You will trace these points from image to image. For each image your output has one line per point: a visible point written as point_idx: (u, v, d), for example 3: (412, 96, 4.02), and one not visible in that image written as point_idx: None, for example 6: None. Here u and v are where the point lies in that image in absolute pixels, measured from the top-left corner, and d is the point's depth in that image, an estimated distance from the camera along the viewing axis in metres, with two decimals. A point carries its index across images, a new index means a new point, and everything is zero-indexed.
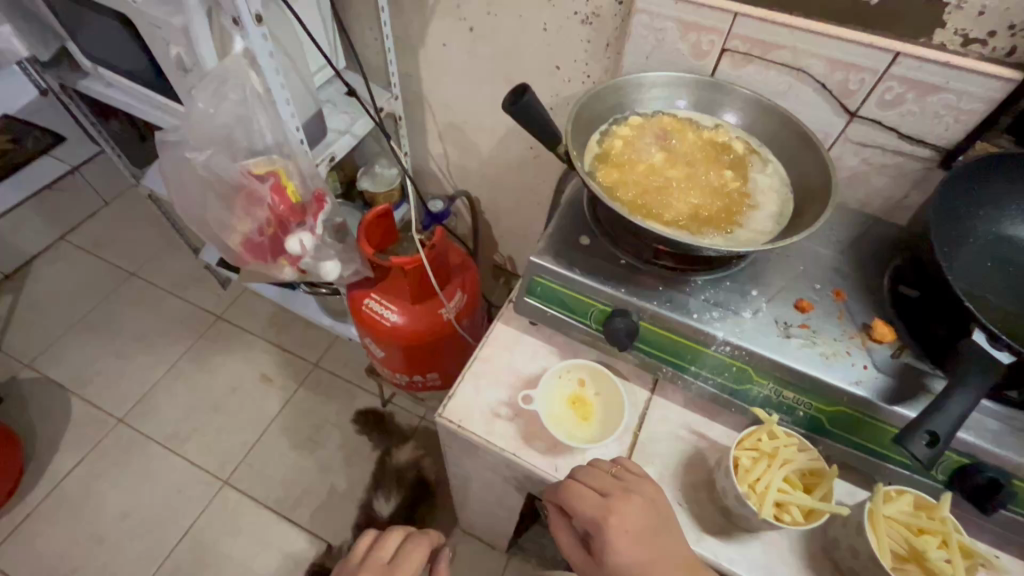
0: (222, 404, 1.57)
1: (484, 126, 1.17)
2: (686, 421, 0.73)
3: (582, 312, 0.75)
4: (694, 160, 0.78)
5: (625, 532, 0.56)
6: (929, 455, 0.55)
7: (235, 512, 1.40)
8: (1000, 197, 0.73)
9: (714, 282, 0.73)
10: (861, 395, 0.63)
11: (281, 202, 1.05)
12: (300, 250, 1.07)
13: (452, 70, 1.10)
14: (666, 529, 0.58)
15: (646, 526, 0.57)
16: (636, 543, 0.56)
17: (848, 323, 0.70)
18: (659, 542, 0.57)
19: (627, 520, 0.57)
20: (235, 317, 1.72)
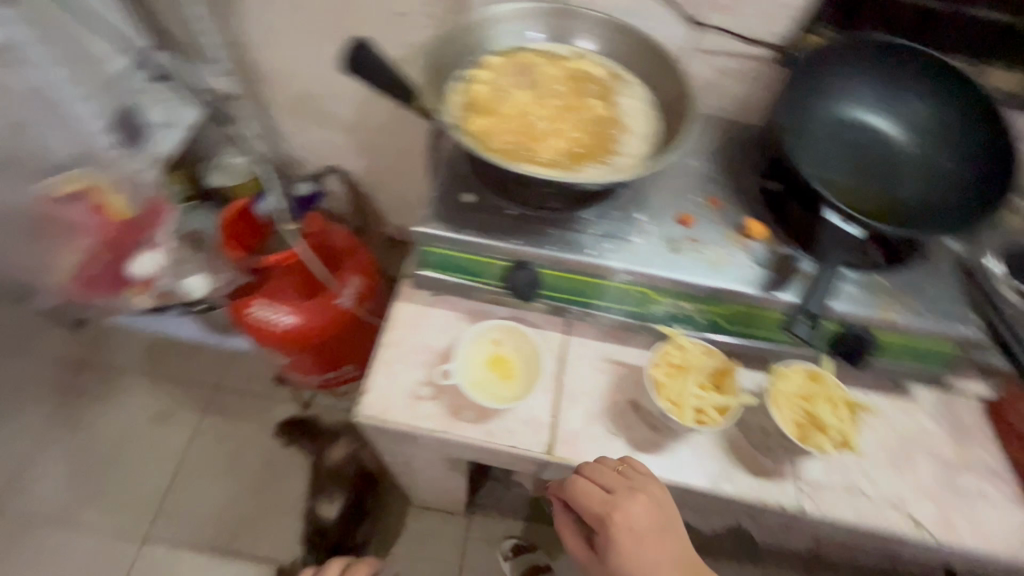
0: (116, 457, 1.38)
1: (337, 91, 1.06)
2: (604, 352, 0.75)
3: (482, 271, 0.72)
4: (561, 95, 0.76)
5: (631, 533, 0.59)
6: (810, 333, 0.63)
7: (166, 566, 1.28)
8: (833, 83, 0.79)
9: (602, 215, 0.73)
10: (748, 292, 0.68)
11: (108, 221, 0.97)
12: (153, 271, 1.01)
13: (283, 32, 0.97)
14: (673, 533, 0.61)
15: (650, 526, 0.60)
16: (639, 541, 0.59)
17: (727, 227, 0.74)
18: (663, 541, 0.59)
19: (630, 517, 0.60)
20: (102, 360, 1.49)
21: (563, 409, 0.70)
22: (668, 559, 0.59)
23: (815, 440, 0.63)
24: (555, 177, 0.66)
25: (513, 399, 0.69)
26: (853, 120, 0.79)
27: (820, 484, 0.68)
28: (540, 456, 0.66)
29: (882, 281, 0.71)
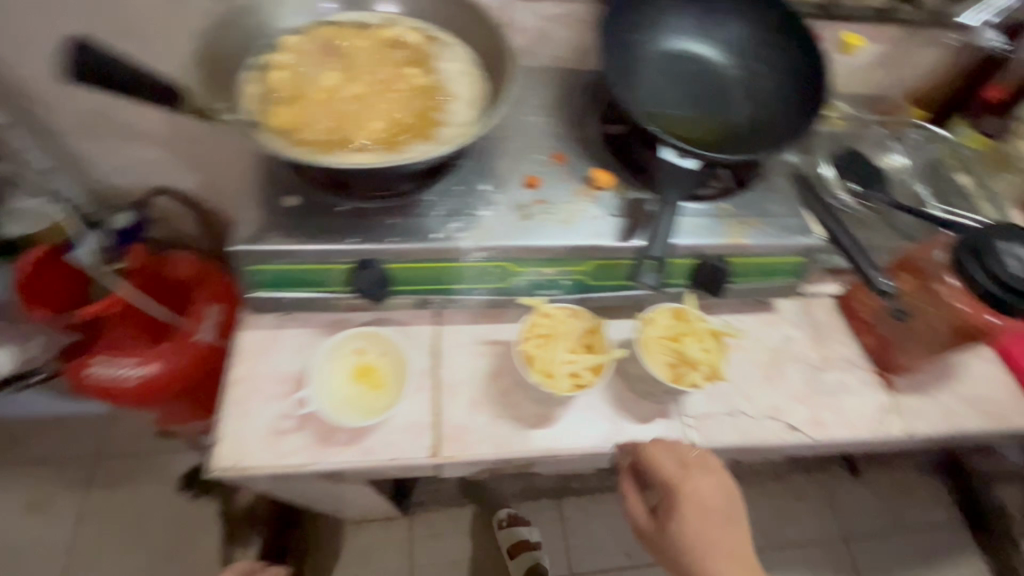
0: None
1: None
2: (479, 335, 0.71)
3: (322, 280, 0.64)
4: (374, 68, 0.69)
5: (698, 511, 0.59)
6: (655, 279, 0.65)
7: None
8: (652, 16, 0.79)
9: (443, 192, 0.68)
10: (605, 244, 0.67)
11: None
12: None
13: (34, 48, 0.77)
14: (734, 521, 0.60)
15: (715, 506, 0.60)
16: (703, 519, 0.59)
17: (575, 181, 0.71)
18: (723, 527, 0.59)
19: (699, 492, 0.60)
20: None
21: (444, 405, 0.66)
22: (726, 543, 0.58)
23: (687, 377, 0.64)
24: (375, 164, 0.60)
25: (385, 407, 0.64)
26: (678, 51, 0.80)
27: (703, 415, 0.70)
28: (425, 461, 0.63)
29: (726, 206, 0.73)
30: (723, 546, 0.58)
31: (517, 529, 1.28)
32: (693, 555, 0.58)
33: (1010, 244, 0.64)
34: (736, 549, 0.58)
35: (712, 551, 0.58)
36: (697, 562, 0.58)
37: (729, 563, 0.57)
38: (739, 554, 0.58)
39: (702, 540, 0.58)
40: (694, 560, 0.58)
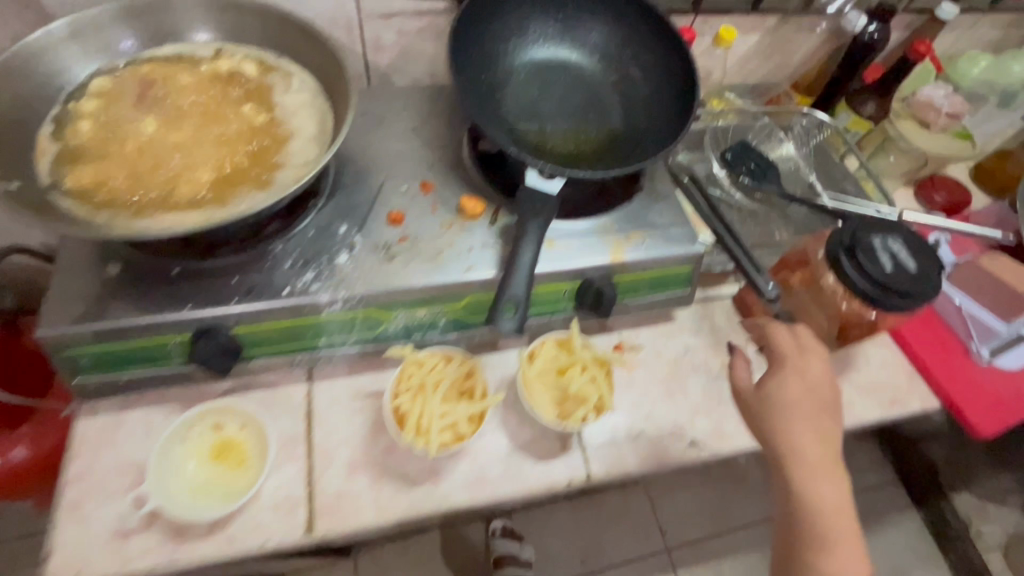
0: None
1: None
2: (357, 389, 0.65)
3: (160, 355, 0.57)
4: (200, 108, 0.61)
5: (809, 384, 0.58)
6: (518, 323, 0.53)
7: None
8: (519, 24, 0.75)
9: (295, 239, 0.62)
10: (477, 279, 0.62)
11: None
12: None
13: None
14: (835, 416, 0.58)
15: (819, 387, 0.58)
16: (806, 389, 0.58)
17: (444, 211, 0.67)
18: (821, 412, 0.57)
19: (810, 370, 0.59)
20: None
21: (318, 473, 0.60)
22: (821, 425, 0.56)
23: (574, 414, 0.60)
24: (197, 223, 0.53)
25: (246, 488, 0.57)
26: (550, 61, 0.76)
27: (604, 443, 0.67)
28: (298, 542, 0.57)
29: (603, 221, 0.69)
30: (819, 425, 0.56)
31: (507, 543, 1.24)
32: (781, 415, 0.57)
33: (883, 238, 0.63)
34: (827, 436, 0.56)
35: (805, 419, 0.56)
36: (787, 425, 0.56)
37: (815, 440, 0.55)
38: (829, 440, 0.56)
39: (807, 411, 0.56)
40: (787, 423, 0.56)
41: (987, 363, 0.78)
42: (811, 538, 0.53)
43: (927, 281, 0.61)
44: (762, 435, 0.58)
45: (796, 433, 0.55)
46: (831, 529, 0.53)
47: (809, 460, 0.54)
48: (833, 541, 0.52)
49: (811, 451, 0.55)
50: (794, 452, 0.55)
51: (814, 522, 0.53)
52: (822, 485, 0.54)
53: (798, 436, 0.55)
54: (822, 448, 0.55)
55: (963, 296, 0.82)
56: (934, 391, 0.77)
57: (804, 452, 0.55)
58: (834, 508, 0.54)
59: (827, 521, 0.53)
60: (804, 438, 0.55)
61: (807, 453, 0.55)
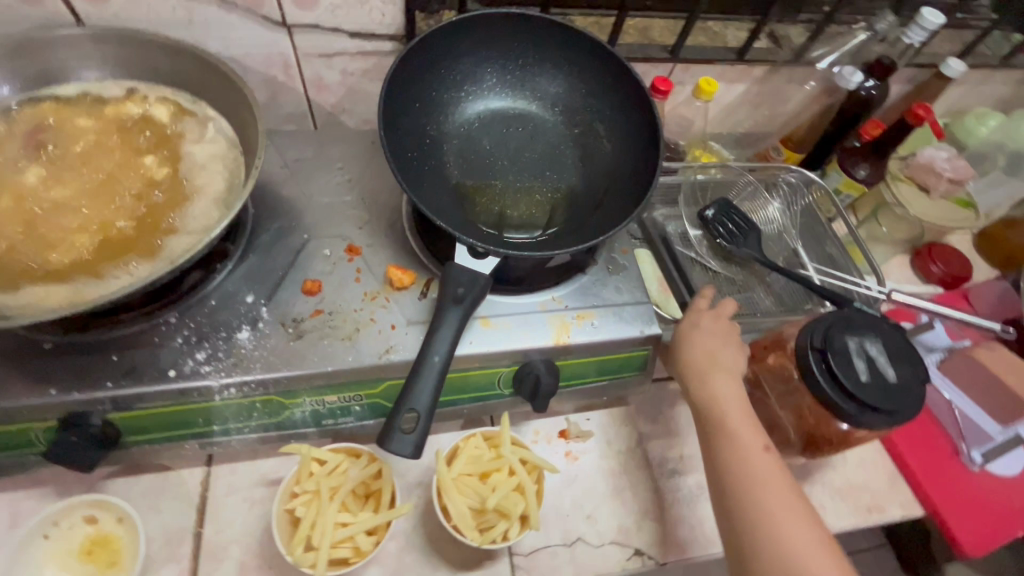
0: None
1: None
2: (260, 475, 0.59)
3: (24, 441, 0.51)
4: (97, 159, 0.55)
5: (705, 327, 0.63)
6: (414, 444, 0.45)
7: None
8: (474, 70, 0.68)
9: (194, 310, 0.55)
10: (395, 363, 0.55)
11: None
12: None
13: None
14: (735, 341, 0.62)
15: (716, 329, 0.63)
16: (705, 331, 0.62)
17: (369, 280, 0.60)
18: (719, 345, 0.61)
19: (705, 318, 0.64)
20: None
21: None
22: (719, 351, 0.61)
23: (493, 528, 0.53)
24: (63, 303, 0.46)
25: None
26: (506, 111, 0.69)
27: (535, 549, 0.59)
28: None
29: (549, 297, 0.62)
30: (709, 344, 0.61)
31: None
32: (682, 348, 0.62)
33: (860, 340, 0.56)
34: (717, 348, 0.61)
35: (695, 341, 0.62)
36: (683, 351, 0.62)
37: (704, 353, 0.60)
38: (717, 354, 0.60)
39: (696, 334, 0.62)
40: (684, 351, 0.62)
41: (979, 468, 0.70)
42: (710, 434, 0.56)
43: (904, 397, 0.54)
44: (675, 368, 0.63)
45: (691, 356, 0.61)
46: (725, 421, 0.55)
47: (702, 373, 0.59)
48: (738, 437, 0.54)
49: (702, 367, 0.59)
50: (687, 372, 0.60)
51: (718, 424, 0.56)
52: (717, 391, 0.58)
53: (693, 357, 0.61)
54: (714, 364, 0.60)
55: (953, 390, 0.74)
56: (916, 497, 0.69)
57: (697, 365, 0.60)
58: (733, 402, 0.57)
59: (728, 420, 0.55)
60: (696, 356, 0.60)
61: (697, 362, 0.60)
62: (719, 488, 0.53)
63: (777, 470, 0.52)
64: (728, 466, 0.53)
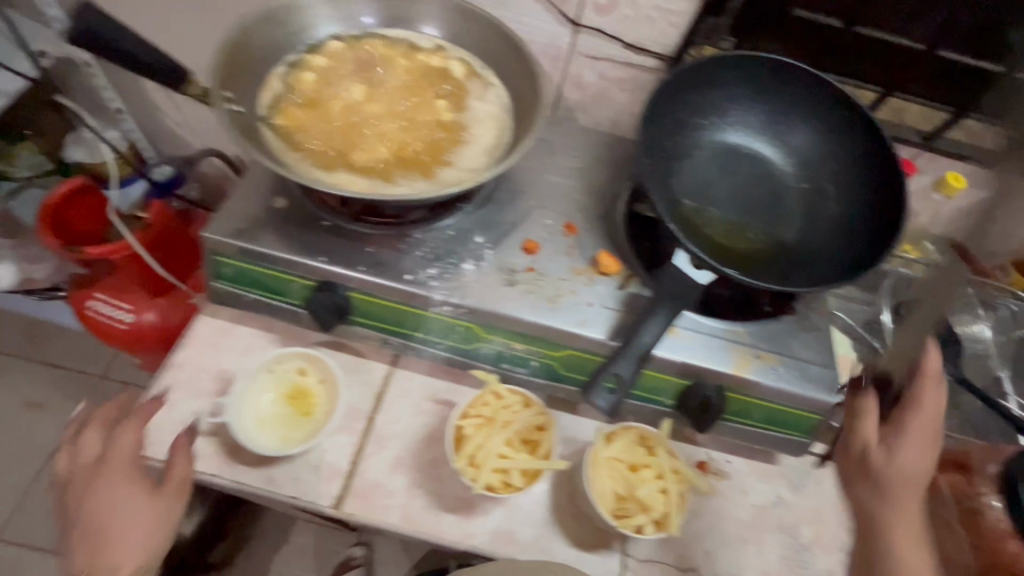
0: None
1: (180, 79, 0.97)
2: (430, 391, 0.65)
3: (283, 290, 0.62)
4: (405, 92, 0.66)
5: (920, 458, 0.54)
6: (611, 403, 0.53)
7: (21, 567, 1.23)
8: (729, 103, 0.72)
9: (435, 234, 0.64)
10: (585, 336, 0.59)
11: None
12: None
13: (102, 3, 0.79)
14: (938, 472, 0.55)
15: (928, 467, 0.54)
16: (921, 465, 0.54)
17: (578, 258, 0.65)
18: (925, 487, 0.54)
19: (926, 456, 0.55)
20: None
21: (365, 456, 0.60)
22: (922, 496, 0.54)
23: (631, 518, 0.54)
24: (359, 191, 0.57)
25: (301, 441, 0.59)
26: (741, 148, 0.72)
27: (649, 560, 0.60)
28: (324, 512, 0.57)
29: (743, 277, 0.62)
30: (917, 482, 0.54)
31: None
32: (893, 486, 0.54)
33: None
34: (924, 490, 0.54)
35: (903, 472, 0.54)
36: (874, 489, 0.55)
37: (907, 487, 0.54)
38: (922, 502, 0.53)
39: (909, 473, 0.54)
40: (883, 483, 0.54)
41: None
42: None
43: None
44: (867, 489, 0.55)
45: (886, 496, 0.54)
46: None
47: (897, 522, 0.53)
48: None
49: (902, 511, 0.53)
50: (885, 519, 0.53)
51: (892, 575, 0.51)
52: (907, 540, 0.52)
53: (888, 498, 0.54)
54: (916, 505, 0.53)
55: None
56: None
57: (893, 518, 0.53)
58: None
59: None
60: (895, 503, 0.53)
61: (908, 514, 0.53)
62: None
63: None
64: None
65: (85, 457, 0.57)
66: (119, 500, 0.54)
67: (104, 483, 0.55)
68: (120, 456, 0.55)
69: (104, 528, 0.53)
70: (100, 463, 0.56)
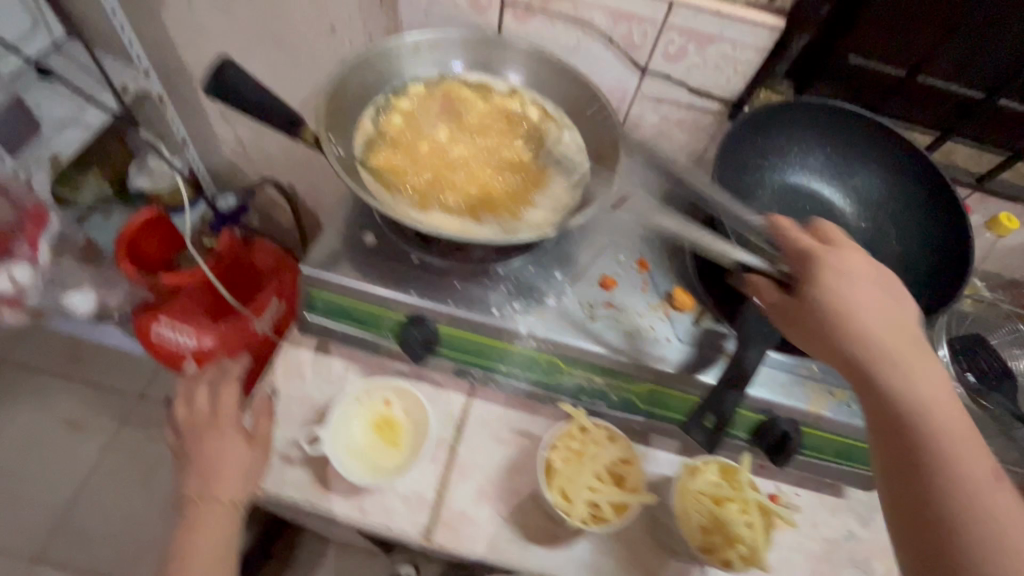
0: (39, 448, 1.37)
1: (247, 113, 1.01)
2: (507, 421, 0.67)
3: (374, 323, 0.64)
4: (485, 134, 0.70)
5: (852, 285, 0.49)
6: (710, 438, 0.58)
7: None
8: (791, 145, 0.74)
9: (516, 270, 0.66)
10: (665, 370, 0.61)
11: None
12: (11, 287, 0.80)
13: None
14: (896, 290, 0.51)
15: (868, 288, 0.49)
16: (869, 304, 0.49)
17: (652, 293, 0.67)
18: (893, 312, 0.49)
19: (856, 279, 0.50)
20: (29, 358, 1.47)
21: (450, 486, 0.62)
22: (893, 317, 0.49)
23: (719, 551, 0.56)
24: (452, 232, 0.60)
25: (392, 471, 0.61)
26: (800, 188, 0.74)
27: None
28: (414, 542, 0.59)
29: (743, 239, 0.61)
30: (897, 321, 0.49)
31: None
32: (853, 328, 0.48)
33: None
34: (910, 329, 0.49)
35: (869, 318, 0.48)
36: (837, 344, 0.48)
37: (886, 331, 0.48)
38: (904, 333, 0.48)
39: (859, 304, 0.48)
40: (825, 330, 0.49)
41: None
42: (919, 453, 0.43)
43: None
44: (830, 350, 0.49)
45: (850, 331, 0.48)
46: (934, 424, 0.44)
47: (881, 366, 0.46)
48: (955, 442, 0.43)
49: (885, 355, 0.47)
50: (873, 362, 0.47)
51: (930, 429, 0.44)
52: (916, 379, 0.46)
53: (867, 345, 0.47)
54: (890, 327, 0.48)
55: None
56: None
57: (878, 356, 0.47)
58: (939, 397, 0.45)
59: (944, 424, 0.44)
60: (869, 341, 0.47)
61: (892, 354, 0.47)
62: (918, 501, 0.42)
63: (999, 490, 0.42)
64: (968, 476, 0.42)
65: (196, 413, 0.62)
66: (225, 448, 0.59)
67: (220, 436, 0.60)
68: (230, 420, 0.61)
69: (211, 468, 0.59)
70: (216, 420, 0.61)
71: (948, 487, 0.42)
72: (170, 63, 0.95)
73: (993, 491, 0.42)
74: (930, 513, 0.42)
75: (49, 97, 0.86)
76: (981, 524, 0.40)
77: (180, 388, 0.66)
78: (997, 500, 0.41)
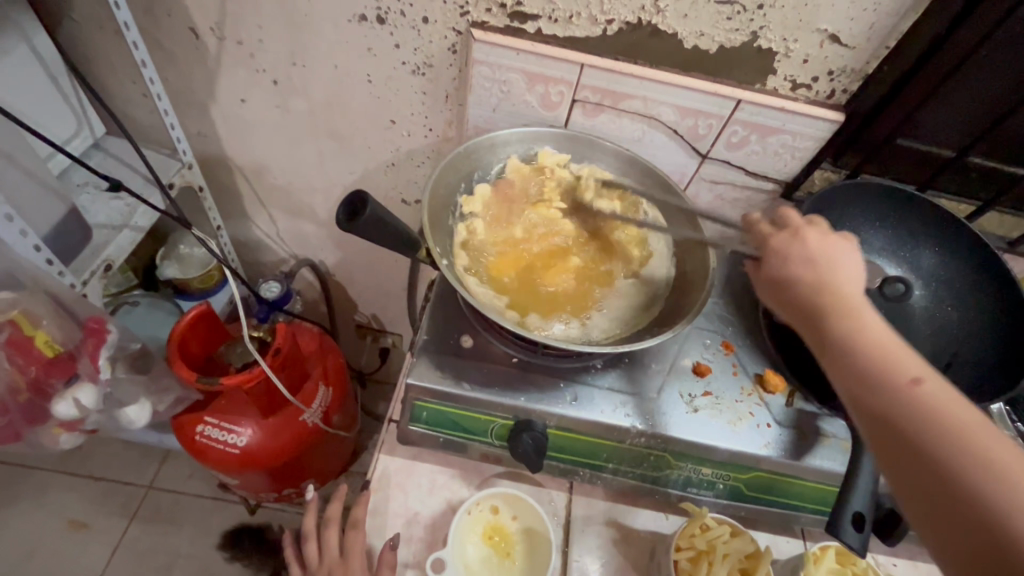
0: (42, 555, 1.25)
1: (288, 198, 0.99)
2: (611, 515, 0.67)
3: (479, 429, 0.63)
4: (569, 231, 0.73)
5: (794, 253, 0.50)
6: (862, 540, 0.52)
7: None
8: (844, 220, 0.77)
9: (614, 363, 0.67)
10: (771, 458, 0.62)
11: (27, 362, 0.71)
12: (78, 412, 0.76)
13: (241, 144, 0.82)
14: (847, 249, 0.49)
15: (810, 251, 0.49)
16: (808, 264, 0.49)
17: (743, 377, 0.69)
18: (830, 267, 0.48)
19: (803, 247, 0.50)
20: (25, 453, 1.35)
21: None
22: (829, 270, 0.48)
23: None
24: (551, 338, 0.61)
25: None
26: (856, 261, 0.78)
27: None
28: None
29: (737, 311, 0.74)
30: (831, 275, 0.47)
31: None
32: (790, 289, 0.49)
33: None
34: (845, 277, 0.47)
35: (803, 275, 0.48)
36: (788, 308, 0.50)
37: (817, 287, 0.47)
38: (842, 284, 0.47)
39: (794, 269, 0.49)
40: (781, 297, 0.50)
41: None
42: (862, 389, 0.42)
43: None
44: (783, 311, 0.50)
45: (799, 301, 0.48)
46: (870, 356, 0.43)
47: (819, 316, 0.47)
48: (897, 367, 0.42)
49: (823, 307, 0.47)
50: (814, 318, 0.47)
51: (870, 362, 0.43)
52: (857, 314, 0.45)
53: (802, 303, 0.48)
54: (833, 283, 0.47)
55: None
56: None
57: (817, 308, 0.47)
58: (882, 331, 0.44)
59: (885, 354, 0.43)
60: (804, 297, 0.48)
61: (827, 301, 0.47)
62: (884, 435, 0.41)
63: (954, 399, 0.40)
64: (911, 400, 0.40)
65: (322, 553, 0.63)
66: None
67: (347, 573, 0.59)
68: (354, 554, 0.60)
69: None
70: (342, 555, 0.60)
71: (895, 405, 0.41)
72: (213, 155, 0.94)
73: (949, 402, 0.40)
74: (902, 444, 0.40)
75: (92, 197, 0.84)
76: (946, 439, 0.38)
77: (309, 524, 0.68)
78: (952, 411, 0.39)
